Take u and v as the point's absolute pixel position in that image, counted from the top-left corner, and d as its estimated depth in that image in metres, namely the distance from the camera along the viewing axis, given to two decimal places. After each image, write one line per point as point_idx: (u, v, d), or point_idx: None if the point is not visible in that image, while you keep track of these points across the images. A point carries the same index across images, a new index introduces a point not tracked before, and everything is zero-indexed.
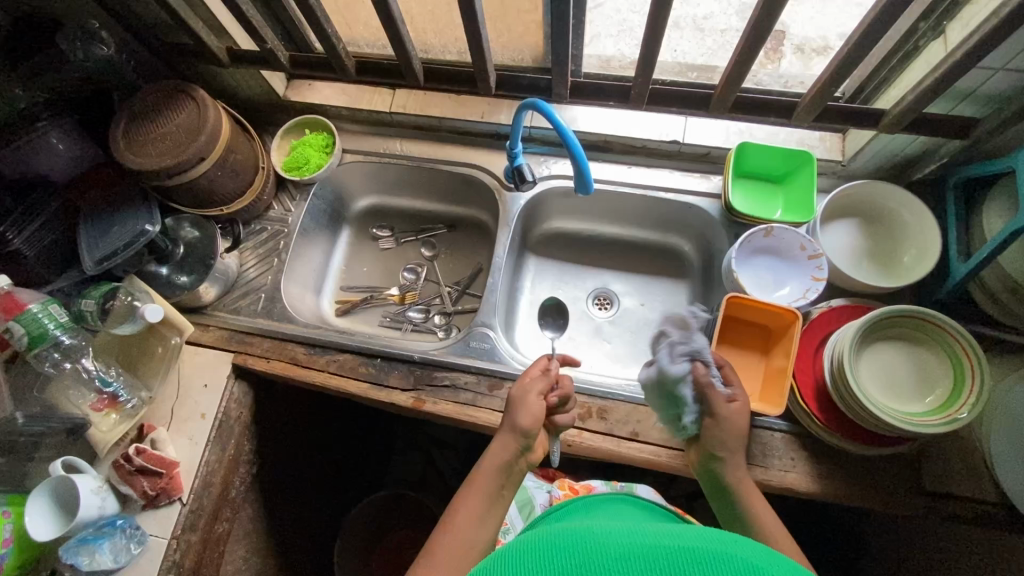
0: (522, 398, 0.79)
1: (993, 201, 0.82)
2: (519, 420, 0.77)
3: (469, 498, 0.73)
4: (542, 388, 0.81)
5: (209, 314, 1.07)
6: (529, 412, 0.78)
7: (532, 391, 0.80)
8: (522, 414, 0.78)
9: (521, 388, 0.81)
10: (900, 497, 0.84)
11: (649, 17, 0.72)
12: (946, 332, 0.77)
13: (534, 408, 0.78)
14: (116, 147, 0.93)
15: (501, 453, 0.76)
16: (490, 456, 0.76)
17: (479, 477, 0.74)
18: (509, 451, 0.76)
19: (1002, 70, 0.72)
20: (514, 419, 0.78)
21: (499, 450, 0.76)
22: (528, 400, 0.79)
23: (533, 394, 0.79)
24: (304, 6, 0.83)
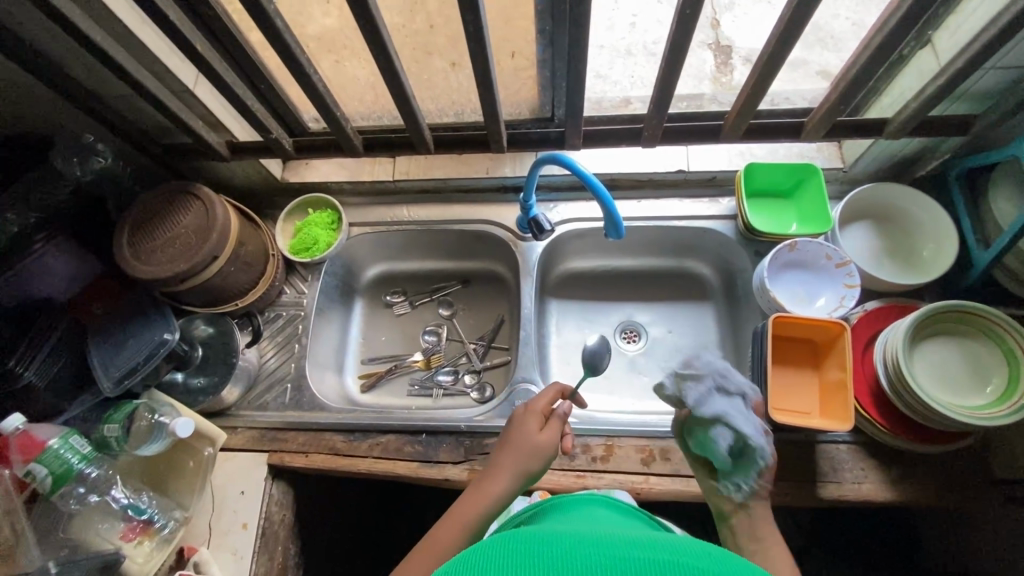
0: (535, 438, 0.72)
1: (999, 189, 0.86)
2: (520, 460, 0.70)
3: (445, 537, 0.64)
4: (554, 424, 0.74)
5: (235, 415, 1.01)
6: (538, 455, 0.71)
7: (546, 431, 0.73)
8: (531, 457, 0.70)
9: (533, 423, 0.74)
10: (973, 489, 0.84)
11: (663, 61, 0.75)
12: (994, 323, 0.79)
13: (538, 448, 0.71)
14: (122, 258, 0.89)
15: (496, 497, 0.67)
16: (479, 494, 0.68)
17: (462, 514, 0.66)
18: (503, 493, 0.68)
19: (993, 70, 0.76)
20: (522, 461, 0.70)
21: (495, 488, 0.68)
22: (539, 441, 0.72)
23: (546, 435, 0.73)
24: (312, 91, 0.83)
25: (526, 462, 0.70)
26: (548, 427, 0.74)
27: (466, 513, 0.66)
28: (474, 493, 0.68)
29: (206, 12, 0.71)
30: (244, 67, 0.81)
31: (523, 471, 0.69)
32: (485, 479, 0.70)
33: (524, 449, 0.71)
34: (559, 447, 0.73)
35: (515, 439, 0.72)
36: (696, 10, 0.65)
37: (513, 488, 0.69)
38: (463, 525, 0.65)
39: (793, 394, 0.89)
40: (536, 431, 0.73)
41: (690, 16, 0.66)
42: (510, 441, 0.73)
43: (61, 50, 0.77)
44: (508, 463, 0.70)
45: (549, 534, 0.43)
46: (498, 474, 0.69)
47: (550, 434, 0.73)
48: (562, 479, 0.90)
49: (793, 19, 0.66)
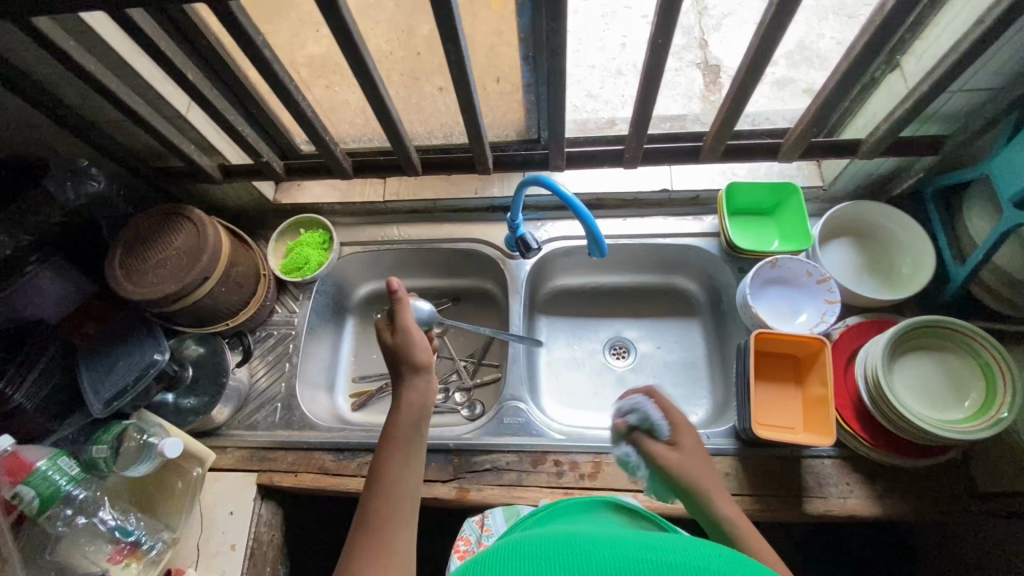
0: (407, 337, 0.73)
1: (973, 206, 0.88)
2: (410, 362, 0.72)
3: (390, 467, 0.64)
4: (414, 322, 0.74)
5: (225, 435, 1.02)
6: (420, 347, 0.73)
7: (402, 328, 0.73)
8: (414, 355, 0.72)
9: (402, 326, 0.73)
10: (959, 504, 0.84)
11: (641, 86, 0.77)
12: (970, 338, 0.81)
13: (417, 343, 0.72)
14: (114, 279, 0.90)
15: (417, 407, 0.69)
16: (399, 413, 0.69)
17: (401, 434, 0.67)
18: (418, 399, 0.70)
19: (960, 92, 0.79)
20: (408, 362, 0.72)
21: (409, 402, 0.69)
22: (412, 338, 0.73)
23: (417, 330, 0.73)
24: (303, 118, 0.85)
25: (409, 358, 0.72)
26: (401, 325, 0.74)
27: (395, 438, 0.67)
28: (394, 414, 0.69)
29: (199, 45, 0.73)
30: (238, 94, 0.84)
31: (416, 371, 0.71)
32: (402, 398, 0.70)
33: (405, 352, 0.72)
34: (417, 326, 0.74)
35: (393, 348, 0.73)
36: (667, 39, 0.68)
37: (421, 390, 0.71)
38: (402, 446, 0.66)
39: (777, 409, 0.90)
40: (405, 333, 0.73)
41: (662, 45, 0.69)
42: (389, 349, 0.74)
43: (57, 79, 0.80)
44: (404, 373, 0.72)
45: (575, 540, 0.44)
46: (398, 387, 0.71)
47: (410, 325, 0.73)
48: (549, 496, 0.91)
49: (760, 47, 0.69)
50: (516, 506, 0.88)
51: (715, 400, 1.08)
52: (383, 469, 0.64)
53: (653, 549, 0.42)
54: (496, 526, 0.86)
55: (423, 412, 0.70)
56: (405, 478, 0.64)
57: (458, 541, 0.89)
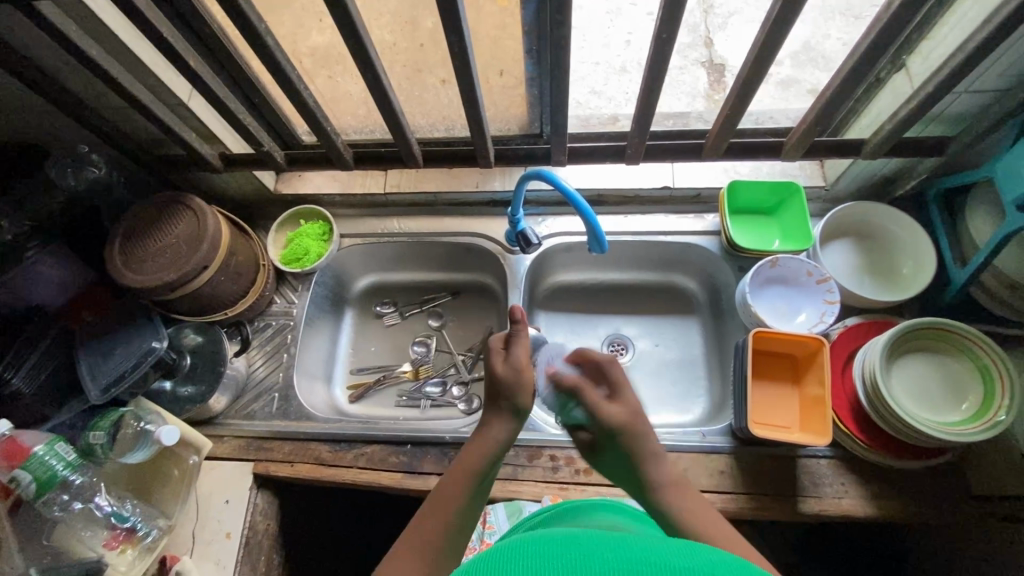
0: (520, 373, 0.71)
1: (976, 208, 0.87)
2: (518, 399, 0.70)
3: (456, 485, 0.62)
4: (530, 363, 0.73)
5: (222, 424, 1.02)
6: (526, 387, 0.71)
7: (515, 362, 0.72)
8: (523, 395, 0.70)
9: (518, 359, 0.72)
10: (954, 506, 0.84)
11: (644, 82, 0.77)
12: (969, 340, 0.81)
13: (529, 382, 0.71)
14: (113, 266, 0.90)
15: (496, 446, 0.67)
16: (481, 445, 0.67)
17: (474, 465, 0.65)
18: (506, 435, 0.69)
19: (965, 93, 0.78)
20: (509, 400, 0.70)
21: (496, 433, 0.68)
22: (525, 376, 0.71)
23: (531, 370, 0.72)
24: (304, 109, 0.85)
25: (514, 396, 0.70)
26: (515, 359, 0.72)
27: (470, 459, 0.65)
28: (476, 444, 0.67)
29: (201, 31, 0.73)
30: (240, 83, 0.84)
31: (515, 409, 0.70)
32: (488, 433, 0.69)
33: (510, 388, 0.70)
34: (530, 367, 0.72)
35: (499, 378, 0.71)
36: (672, 34, 0.68)
37: (512, 428, 0.70)
38: (471, 474, 0.64)
39: (774, 408, 0.90)
40: (520, 367, 0.71)
41: (666, 40, 0.69)
42: (499, 379, 0.71)
43: (58, 64, 0.79)
44: (501, 407, 0.70)
45: (577, 539, 0.43)
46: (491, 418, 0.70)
47: (527, 363, 0.72)
48: (544, 491, 0.91)
49: (765, 44, 0.68)
50: (518, 504, 0.92)
51: (712, 399, 1.08)
52: (445, 489, 0.62)
53: (659, 552, 0.40)
54: (497, 523, 0.91)
55: (499, 452, 0.68)
56: (466, 506, 0.61)
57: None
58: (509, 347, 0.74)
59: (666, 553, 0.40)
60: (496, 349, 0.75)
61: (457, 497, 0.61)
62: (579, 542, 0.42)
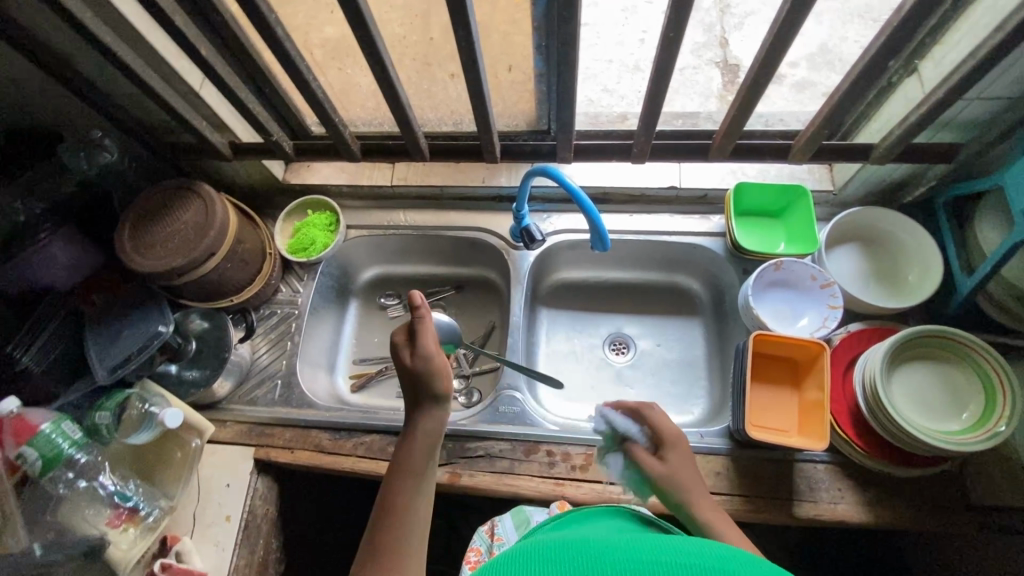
0: (432, 362, 0.70)
1: (986, 217, 0.86)
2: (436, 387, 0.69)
3: (402, 489, 0.64)
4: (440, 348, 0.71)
5: (225, 408, 1.04)
6: (440, 372, 0.70)
7: (421, 354, 0.70)
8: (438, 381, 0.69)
9: (425, 347, 0.70)
10: (951, 516, 0.83)
11: (650, 81, 0.77)
12: (972, 350, 0.80)
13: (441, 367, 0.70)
14: (123, 250, 0.92)
15: (426, 441, 0.68)
16: (411, 441, 0.68)
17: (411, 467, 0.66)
18: (433, 425, 0.69)
19: (977, 100, 0.77)
20: (428, 390, 0.70)
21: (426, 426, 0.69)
22: (437, 364, 0.70)
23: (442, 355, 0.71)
24: (313, 100, 0.86)
25: (430, 386, 0.69)
26: (421, 351, 0.70)
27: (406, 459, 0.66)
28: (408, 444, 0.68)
29: (213, 19, 0.74)
30: (251, 72, 0.85)
31: (438, 398, 0.70)
32: (415, 428, 0.69)
33: (425, 378, 0.69)
34: (438, 352, 0.71)
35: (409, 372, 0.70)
36: (679, 33, 0.68)
37: (440, 415, 0.70)
38: (410, 477, 0.65)
39: (772, 412, 0.90)
40: (430, 357, 0.70)
41: (673, 39, 0.69)
42: (406, 370, 0.71)
43: (74, 50, 0.81)
44: (424, 398, 0.70)
45: (591, 544, 0.45)
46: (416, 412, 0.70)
47: (435, 350, 0.70)
48: (540, 485, 0.92)
49: (773, 45, 0.68)
50: (525, 514, 0.93)
51: (712, 400, 1.08)
52: (391, 494, 0.64)
53: (668, 552, 0.42)
54: (506, 534, 0.92)
55: (436, 441, 0.69)
56: (412, 506, 0.62)
57: (469, 552, 0.95)
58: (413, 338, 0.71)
59: (675, 553, 0.42)
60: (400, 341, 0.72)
61: (405, 502, 0.62)
62: (594, 546, 0.44)
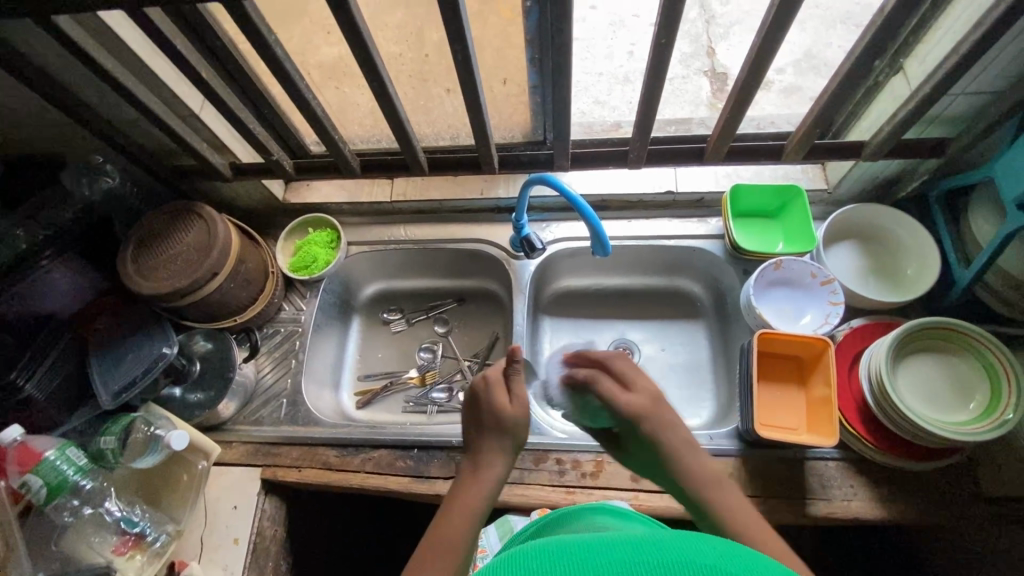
0: (509, 408, 0.69)
1: (979, 208, 0.88)
2: (515, 432, 0.69)
3: (454, 527, 0.60)
4: (520, 396, 0.70)
5: (231, 429, 1.03)
6: (525, 423, 0.69)
7: (517, 397, 0.70)
8: (516, 428, 0.68)
9: (504, 393, 0.70)
10: (963, 507, 0.83)
11: (644, 87, 0.78)
12: (976, 340, 0.80)
13: (523, 410, 0.70)
14: (125, 272, 0.92)
15: (483, 495, 0.64)
16: (464, 500, 0.64)
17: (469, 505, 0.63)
18: (502, 475, 0.67)
19: (963, 94, 0.79)
20: (512, 435, 0.68)
21: (493, 473, 0.66)
22: (513, 409, 0.69)
23: (518, 404, 0.70)
24: (312, 118, 0.87)
25: (510, 432, 0.68)
26: (517, 394, 0.70)
27: (474, 502, 0.64)
28: (471, 480, 0.66)
29: (211, 44, 0.75)
30: (251, 95, 0.86)
31: (511, 445, 0.68)
32: (480, 468, 0.67)
33: (503, 422, 0.68)
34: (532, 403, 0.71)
35: (495, 411, 0.69)
36: (670, 39, 0.69)
37: (507, 467, 0.68)
38: (471, 518, 0.62)
39: (780, 411, 0.90)
40: (509, 404, 0.69)
41: (665, 45, 0.70)
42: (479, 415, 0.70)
43: (76, 78, 0.82)
44: (501, 443, 0.68)
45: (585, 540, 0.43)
46: (488, 455, 0.67)
47: (525, 395, 0.70)
48: (551, 494, 0.91)
49: (763, 48, 0.70)
50: (508, 524, 0.94)
51: (719, 402, 1.08)
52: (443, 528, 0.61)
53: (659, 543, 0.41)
54: (488, 545, 0.94)
55: (497, 489, 0.66)
56: (466, 550, 0.59)
57: None
58: (509, 382, 0.71)
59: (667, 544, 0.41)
60: (500, 386, 0.71)
61: (458, 543, 0.59)
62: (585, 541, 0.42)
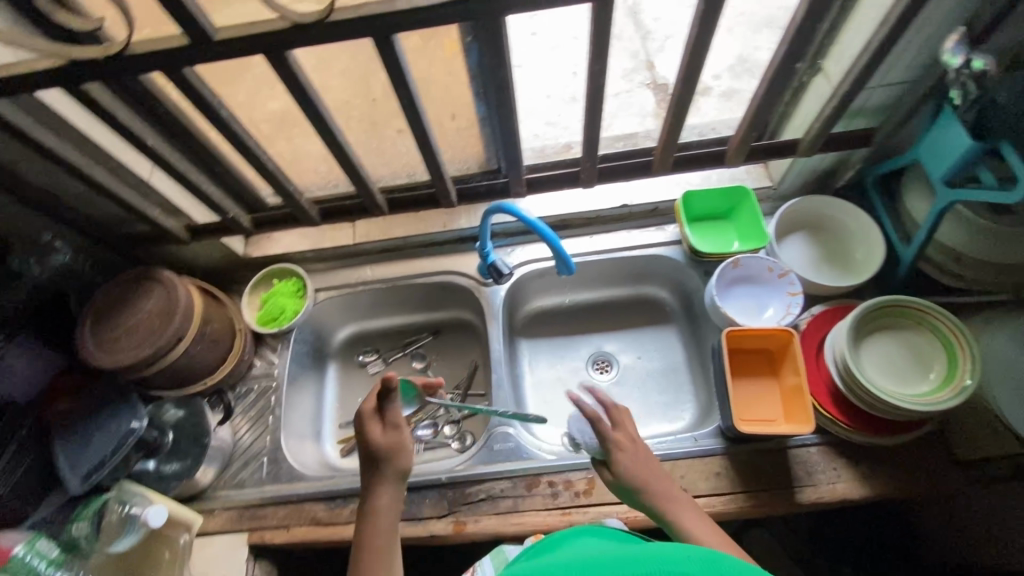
0: (384, 442, 0.72)
1: (911, 188, 0.94)
2: (399, 462, 0.73)
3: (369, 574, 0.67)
4: (395, 426, 0.73)
5: (212, 497, 0.99)
6: (403, 448, 0.73)
7: (392, 424, 0.73)
8: (396, 459, 0.72)
9: (377, 428, 0.73)
10: (941, 475, 0.87)
11: (587, 110, 0.82)
12: (929, 314, 0.85)
13: (400, 439, 0.73)
14: (85, 347, 0.90)
15: (389, 529, 0.71)
16: (374, 539, 0.70)
17: (381, 545, 0.69)
18: (396, 498, 0.72)
19: (881, 87, 0.85)
20: (395, 466, 0.72)
21: (388, 503, 0.71)
22: (390, 442, 0.72)
23: (393, 434, 0.73)
24: (266, 173, 0.87)
25: (394, 463, 0.72)
26: (391, 421, 0.73)
27: (378, 539, 0.70)
28: (375, 519, 0.71)
29: (154, 110, 0.75)
30: (202, 156, 0.86)
31: (398, 473, 0.73)
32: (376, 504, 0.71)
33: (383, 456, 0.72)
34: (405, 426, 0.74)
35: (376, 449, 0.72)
36: (604, 65, 0.73)
37: (399, 491, 0.73)
38: (383, 556, 0.69)
39: (757, 405, 0.92)
40: (382, 437, 0.72)
41: (600, 71, 0.74)
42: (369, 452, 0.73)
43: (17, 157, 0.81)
44: (386, 475, 0.72)
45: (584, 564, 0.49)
46: (381, 488, 0.72)
47: (399, 424, 0.73)
48: (547, 518, 0.91)
49: (692, 63, 0.74)
50: (504, 554, 0.88)
51: (700, 403, 1.10)
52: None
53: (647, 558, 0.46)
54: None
55: (396, 514, 0.72)
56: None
57: None
58: (382, 413, 0.74)
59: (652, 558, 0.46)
60: (376, 419, 0.73)
61: None
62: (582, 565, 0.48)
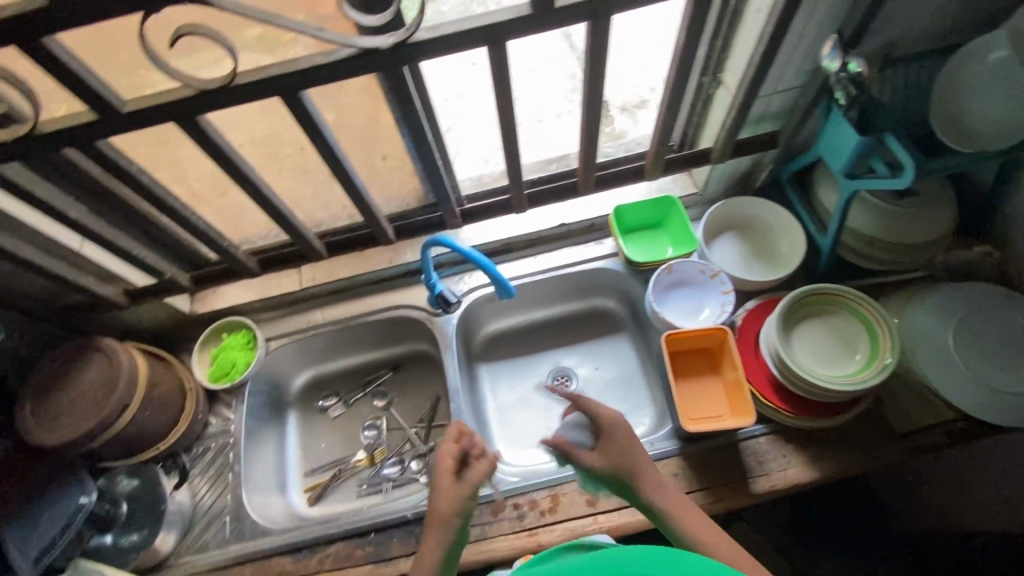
0: (443, 489, 0.72)
1: (822, 182, 1.01)
2: (448, 508, 0.71)
3: None
4: (449, 471, 0.73)
5: (174, 565, 0.97)
6: (458, 498, 0.72)
7: (447, 473, 0.73)
8: (448, 507, 0.71)
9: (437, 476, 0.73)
10: (883, 450, 0.91)
11: (504, 141, 0.86)
12: (849, 300, 0.90)
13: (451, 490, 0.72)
14: (25, 426, 0.88)
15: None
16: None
17: None
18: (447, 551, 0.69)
19: (775, 93, 0.92)
20: (446, 513, 0.70)
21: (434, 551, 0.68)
22: (447, 490, 0.72)
23: (450, 482, 0.73)
24: (198, 232, 0.88)
25: (445, 510, 0.70)
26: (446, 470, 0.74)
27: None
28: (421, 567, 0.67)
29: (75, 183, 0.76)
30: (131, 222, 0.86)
31: (453, 524, 0.70)
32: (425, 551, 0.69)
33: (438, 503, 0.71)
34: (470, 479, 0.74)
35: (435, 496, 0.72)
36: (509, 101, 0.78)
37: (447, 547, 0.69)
38: None
39: (704, 402, 0.96)
40: (444, 484, 0.72)
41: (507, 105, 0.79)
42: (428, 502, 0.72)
43: None
44: (438, 523, 0.70)
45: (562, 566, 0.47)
46: (429, 535, 0.70)
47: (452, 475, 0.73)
48: (516, 541, 0.92)
49: (591, 90, 0.79)
50: None
51: (657, 407, 1.13)
52: None
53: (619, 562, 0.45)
54: None
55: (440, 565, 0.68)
56: None
57: None
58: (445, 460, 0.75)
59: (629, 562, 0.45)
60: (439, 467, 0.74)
61: None
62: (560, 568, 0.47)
